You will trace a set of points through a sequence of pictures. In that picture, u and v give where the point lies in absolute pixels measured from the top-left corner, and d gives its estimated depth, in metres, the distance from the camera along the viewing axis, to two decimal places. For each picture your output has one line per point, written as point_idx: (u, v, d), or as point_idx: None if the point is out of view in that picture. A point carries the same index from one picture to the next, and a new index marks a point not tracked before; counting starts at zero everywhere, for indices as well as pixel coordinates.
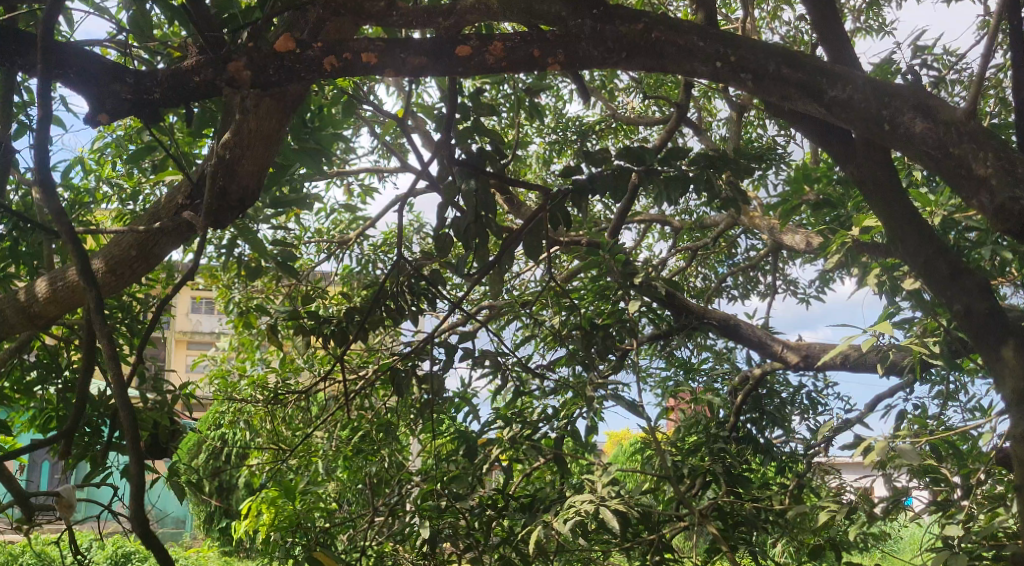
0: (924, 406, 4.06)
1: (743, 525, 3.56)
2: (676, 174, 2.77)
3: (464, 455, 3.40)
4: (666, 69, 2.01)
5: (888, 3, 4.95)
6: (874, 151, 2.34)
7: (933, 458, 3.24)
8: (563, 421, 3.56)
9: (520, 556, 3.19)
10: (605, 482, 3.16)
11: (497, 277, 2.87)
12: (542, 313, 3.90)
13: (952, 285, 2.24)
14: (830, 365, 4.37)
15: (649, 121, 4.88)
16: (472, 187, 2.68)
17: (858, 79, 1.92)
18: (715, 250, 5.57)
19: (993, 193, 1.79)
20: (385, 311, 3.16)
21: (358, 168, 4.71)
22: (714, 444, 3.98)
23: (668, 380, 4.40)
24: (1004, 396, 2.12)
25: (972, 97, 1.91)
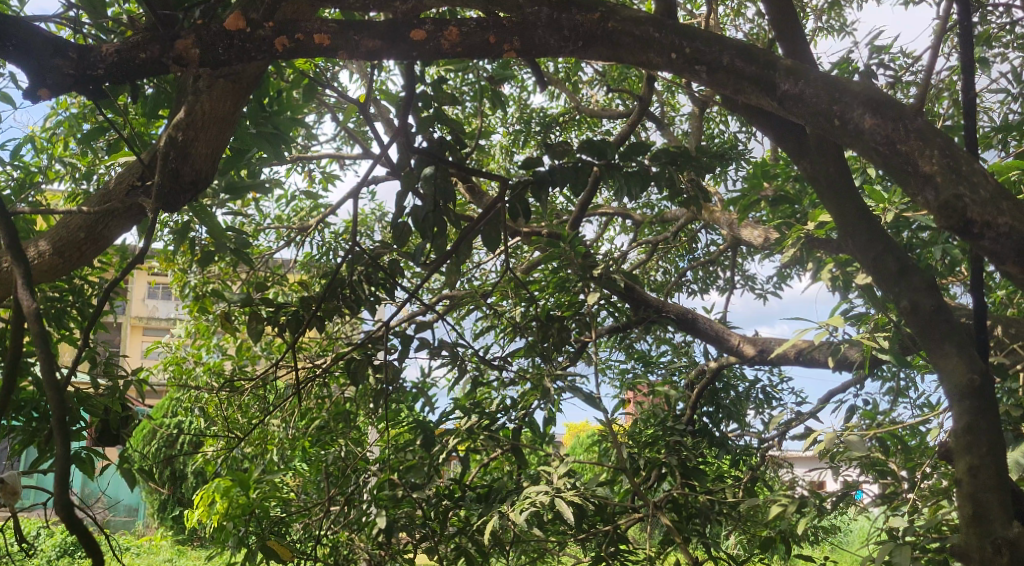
0: (875, 402, 4.13)
1: (697, 517, 3.64)
2: (636, 169, 2.80)
3: (421, 444, 3.45)
4: (622, 59, 2.02)
5: (848, 3, 5.01)
6: (826, 148, 2.37)
7: (882, 453, 3.31)
8: (521, 411, 3.54)
9: (476, 546, 3.21)
10: (561, 474, 3.18)
11: (456, 267, 2.86)
12: (502, 304, 3.89)
13: (900, 282, 2.24)
14: (785, 359, 4.44)
15: (612, 114, 4.91)
16: (431, 175, 2.67)
17: (810, 74, 1.94)
18: (676, 244, 5.61)
19: (938, 190, 1.79)
20: (343, 300, 3.15)
21: (320, 154, 4.67)
22: (672, 437, 3.96)
23: (627, 372, 4.43)
24: (945, 391, 2.15)
25: (920, 94, 1.92)
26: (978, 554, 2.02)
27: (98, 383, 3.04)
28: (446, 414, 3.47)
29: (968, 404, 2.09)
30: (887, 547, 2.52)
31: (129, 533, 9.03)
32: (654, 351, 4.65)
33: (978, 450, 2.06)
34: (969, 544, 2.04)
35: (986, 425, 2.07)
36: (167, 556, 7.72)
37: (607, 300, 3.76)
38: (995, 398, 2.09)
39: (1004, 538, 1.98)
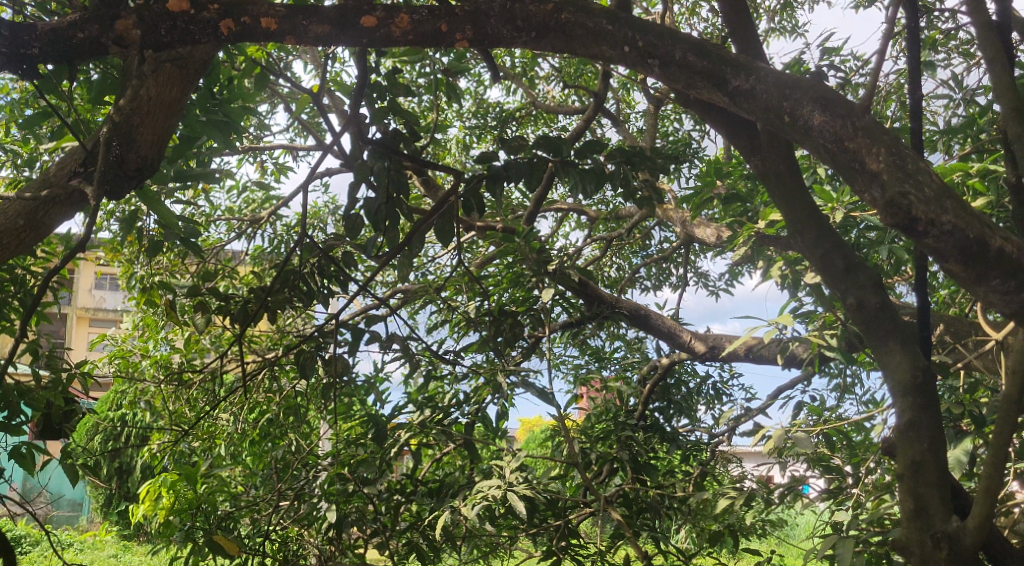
0: (822, 398, 4.19)
1: (648, 512, 3.63)
2: (592, 167, 2.80)
3: (373, 438, 3.36)
4: (575, 51, 2.02)
5: (801, 5, 5.07)
6: (777, 146, 2.37)
7: (828, 449, 3.38)
8: (474, 406, 3.53)
9: (427, 541, 3.21)
10: (513, 468, 3.18)
11: (408, 261, 2.83)
12: (456, 298, 3.88)
13: (847, 279, 2.26)
14: (735, 356, 4.49)
15: (567, 110, 4.92)
16: (385, 167, 2.65)
17: (761, 71, 1.95)
18: (630, 241, 5.65)
19: (885, 187, 1.80)
20: (292, 291, 3.03)
21: (273, 145, 4.60)
22: (623, 432, 3.98)
23: (580, 368, 4.44)
24: (890, 388, 2.18)
25: (868, 93, 1.94)
26: (919, 547, 2.05)
27: (39, 376, 2.96)
28: (399, 408, 3.43)
29: (910, 401, 2.12)
30: (832, 540, 2.57)
31: (73, 529, 8.85)
32: (607, 347, 4.68)
33: (919, 445, 2.09)
34: (910, 538, 2.07)
35: (928, 421, 2.10)
36: (112, 551, 7.56)
37: (562, 296, 3.76)
38: (937, 394, 2.13)
39: (943, 532, 2.01)
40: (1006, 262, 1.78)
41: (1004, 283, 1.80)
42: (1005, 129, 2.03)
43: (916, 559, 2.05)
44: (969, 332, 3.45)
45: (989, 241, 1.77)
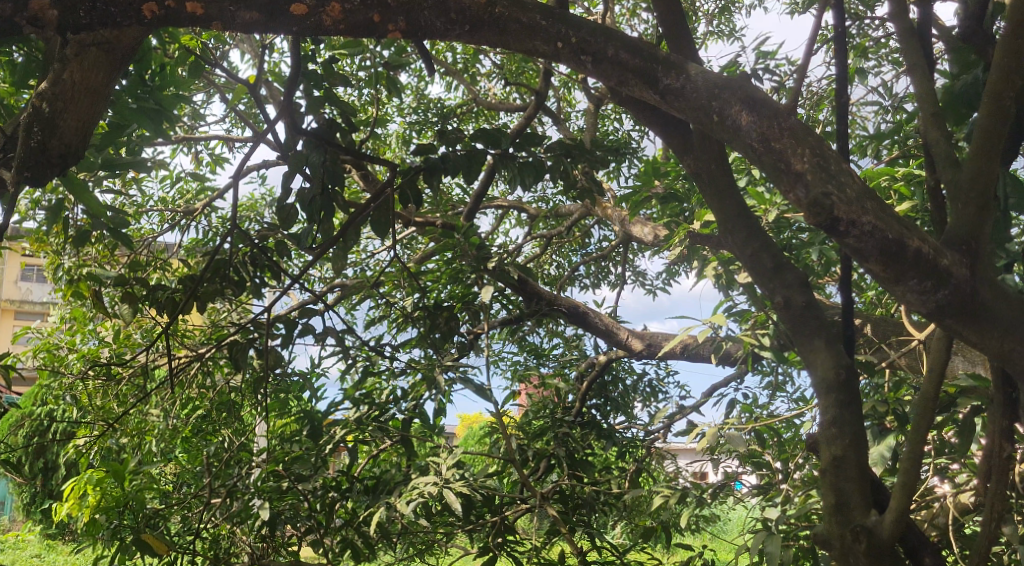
0: (754, 396, 4.28)
1: (584, 508, 3.63)
2: (530, 160, 2.81)
3: (308, 435, 3.32)
4: (509, 46, 2.02)
5: (739, 9, 5.17)
6: (709, 145, 2.39)
7: (758, 446, 3.45)
8: (412, 402, 3.47)
9: (362, 538, 3.20)
10: (449, 465, 3.17)
11: (343, 255, 2.79)
12: (394, 294, 3.85)
13: (774, 278, 2.30)
14: (671, 354, 4.58)
15: (509, 107, 4.93)
16: (321, 158, 2.61)
17: (691, 70, 1.99)
18: (569, 239, 5.68)
19: (808, 187, 1.84)
20: (224, 284, 2.96)
21: (208, 135, 4.50)
22: (560, 428, 3.98)
23: (518, 365, 4.44)
24: (814, 385, 2.23)
25: (794, 94, 1.98)
26: (840, 541, 2.10)
27: None
28: (335, 404, 3.37)
29: (833, 398, 2.17)
30: (761, 537, 2.63)
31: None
32: (546, 344, 4.70)
33: (841, 441, 2.14)
34: (831, 532, 2.12)
35: (849, 418, 2.15)
36: (34, 551, 7.33)
37: (501, 293, 3.76)
38: (858, 392, 2.19)
39: (862, 526, 2.07)
40: (922, 262, 1.81)
41: (921, 283, 1.82)
42: (925, 134, 2.10)
43: (836, 551, 2.10)
44: (894, 332, 3.54)
45: (907, 241, 1.80)
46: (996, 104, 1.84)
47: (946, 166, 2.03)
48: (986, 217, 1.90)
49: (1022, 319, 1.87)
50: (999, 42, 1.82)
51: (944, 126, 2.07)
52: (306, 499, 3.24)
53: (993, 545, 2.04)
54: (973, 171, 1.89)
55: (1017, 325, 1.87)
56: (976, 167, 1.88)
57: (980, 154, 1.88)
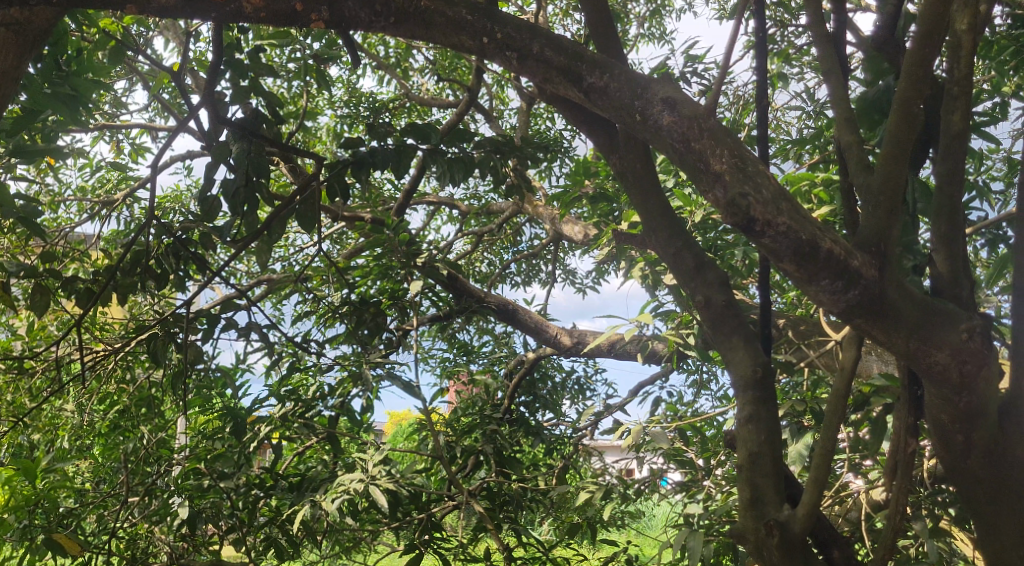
0: (679, 393, 4.35)
1: (510, 504, 3.64)
2: (460, 156, 2.80)
3: (231, 432, 3.25)
4: (434, 39, 2.02)
5: (669, 13, 5.24)
6: (634, 145, 2.42)
7: (681, 443, 3.50)
8: (339, 399, 3.40)
9: (286, 537, 3.16)
10: (376, 461, 3.13)
11: (266, 247, 2.73)
12: (322, 289, 3.80)
13: (695, 277, 2.34)
14: (599, 352, 4.64)
15: (441, 103, 4.92)
16: (244, 149, 2.56)
17: (615, 69, 2.01)
18: (501, 236, 5.69)
19: (727, 188, 1.88)
20: (142, 275, 2.88)
21: (130, 123, 4.38)
22: (489, 425, 3.97)
23: (447, 361, 4.43)
24: (732, 383, 2.27)
25: (714, 96, 2.02)
26: (754, 535, 2.13)
27: None
28: (259, 400, 3.30)
29: (750, 395, 2.22)
30: (682, 533, 2.67)
31: None
32: (475, 341, 4.70)
33: (758, 438, 2.18)
34: (746, 527, 2.16)
35: (765, 415, 2.20)
36: None
37: (431, 289, 3.74)
38: (774, 390, 2.24)
39: (776, 520, 2.10)
40: (834, 263, 1.86)
41: (832, 283, 1.87)
42: (839, 139, 2.16)
43: (751, 545, 2.13)
44: (813, 333, 3.64)
45: (820, 242, 1.85)
46: (904, 111, 1.90)
47: (858, 171, 2.09)
48: (894, 220, 1.96)
49: (927, 320, 1.94)
50: (908, 52, 1.90)
51: (857, 131, 2.14)
52: (228, 496, 3.17)
53: (896, 538, 2.11)
54: (883, 175, 1.95)
55: (923, 326, 1.93)
56: (886, 171, 1.94)
57: (890, 159, 1.94)
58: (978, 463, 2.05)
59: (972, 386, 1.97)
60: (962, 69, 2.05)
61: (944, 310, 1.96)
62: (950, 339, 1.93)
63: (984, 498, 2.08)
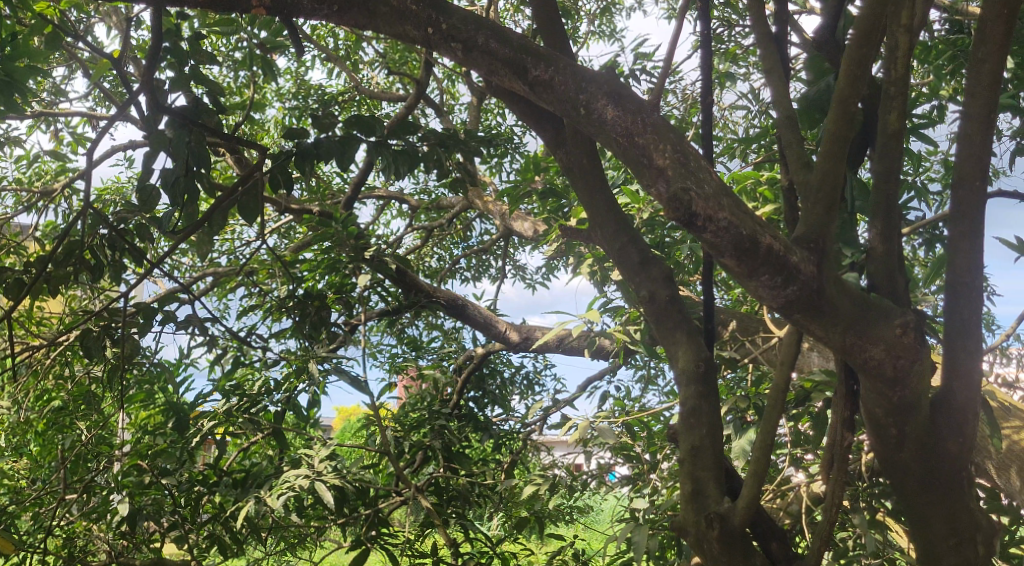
0: (626, 389, 4.38)
1: (458, 500, 3.64)
2: (405, 148, 2.78)
3: (173, 428, 3.15)
4: (378, 28, 2.05)
5: (619, 11, 5.26)
6: (580, 140, 2.41)
7: (628, 438, 3.53)
8: (285, 394, 3.34)
9: (230, 533, 3.11)
10: (322, 457, 3.11)
11: (207, 239, 2.67)
12: (268, 283, 3.74)
13: (641, 272, 2.35)
14: (548, 347, 4.64)
15: (391, 97, 4.88)
16: (183, 138, 2.50)
17: (560, 62, 2.02)
18: (450, 231, 5.67)
19: (669, 183, 1.90)
20: (77, 267, 2.79)
21: (69, 112, 4.26)
22: (437, 420, 3.94)
23: (396, 356, 4.40)
24: (675, 377, 2.30)
25: (658, 92, 2.04)
26: (694, 528, 2.16)
27: None
28: (203, 395, 3.23)
29: (693, 389, 2.24)
30: (628, 527, 2.69)
31: None
32: (424, 337, 4.68)
33: (699, 431, 2.21)
34: (688, 519, 2.18)
35: (706, 409, 2.22)
36: None
37: (379, 284, 3.70)
38: (717, 384, 2.26)
39: (716, 513, 2.13)
40: (773, 259, 1.88)
41: (771, 279, 1.90)
42: (780, 137, 2.19)
43: (692, 538, 2.15)
44: (758, 329, 3.68)
45: (760, 238, 1.87)
46: (842, 110, 1.94)
47: (798, 168, 2.13)
48: (832, 217, 1.99)
49: (863, 315, 1.97)
50: (846, 52, 1.93)
51: (798, 129, 2.17)
52: (170, 492, 3.10)
53: (833, 530, 2.14)
54: (822, 172, 1.98)
55: (858, 320, 1.96)
56: (824, 169, 1.97)
57: (828, 157, 1.98)
58: (911, 456, 2.09)
59: (905, 380, 2.01)
60: (897, 70, 2.09)
61: (878, 305, 2.00)
62: (884, 334, 1.96)
63: (916, 491, 2.12)
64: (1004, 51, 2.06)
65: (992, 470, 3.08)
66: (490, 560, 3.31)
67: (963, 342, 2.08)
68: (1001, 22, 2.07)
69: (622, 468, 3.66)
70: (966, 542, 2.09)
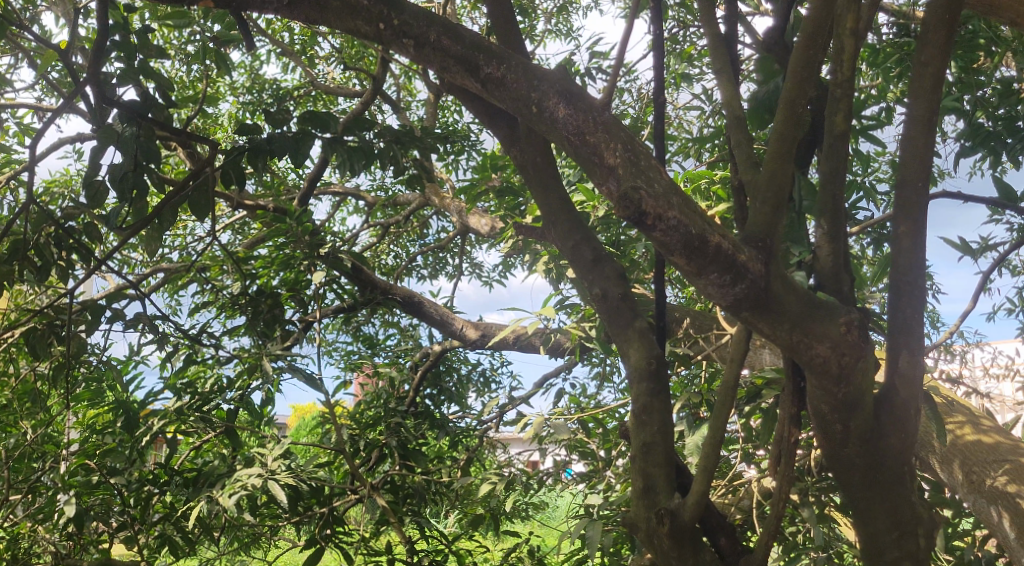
0: (582, 386, 4.40)
1: (413, 497, 3.65)
2: (360, 144, 2.76)
3: (123, 426, 3.03)
4: (328, 20, 2.03)
5: (576, 10, 5.28)
6: (534, 138, 2.41)
7: (583, 435, 3.55)
8: (238, 392, 3.30)
9: (181, 534, 3.06)
10: (276, 456, 3.07)
11: (157, 236, 2.63)
12: (221, 279, 3.69)
13: (594, 270, 2.37)
14: (504, 345, 4.65)
15: (347, 93, 4.85)
16: (131, 132, 2.46)
17: (512, 60, 2.02)
18: (407, 228, 5.65)
19: (619, 181, 1.91)
20: (21, 264, 2.72)
21: (16, 103, 4.16)
22: (393, 418, 3.91)
23: (351, 354, 4.37)
24: (626, 374, 2.31)
25: (609, 91, 2.05)
26: (644, 524, 2.18)
27: None
28: (153, 393, 3.15)
29: (644, 387, 2.26)
30: (583, 523, 2.70)
31: None
32: (380, 334, 4.66)
33: (650, 428, 2.22)
34: (638, 516, 2.20)
35: (658, 405, 2.24)
36: None
37: (334, 281, 3.68)
38: (668, 381, 2.28)
39: (666, 509, 2.15)
40: (722, 258, 1.90)
41: (720, 277, 1.92)
42: (729, 137, 2.22)
43: (642, 534, 2.17)
44: (711, 327, 3.72)
45: (709, 237, 1.89)
46: (790, 110, 1.97)
47: (746, 168, 2.16)
48: (780, 217, 2.02)
49: (808, 312, 2.00)
50: (793, 53, 1.97)
51: (747, 129, 2.20)
52: (120, 492, 3.04)
53: (780, 525, 2.17)
54: (769, 172, 2.01)
55: (804, 318, 1.99)
56: (772, 168, 2.00)
57: (775, 157, 2.01)
58: (855, 452, 2.14)
59: (850, 376, 2.05)
60: (844, 71, 2.13)
61: (824, 303, 2.03)
62: (830, 332, 1.99)
63: (860, 486, 2.16)
64: (946, 55, 2.12)
65: (935, 465, 3.15)
66: (445, 558, 3.31)
67: (905, 339, 2.12)
68: (943, 27, 2.13)
69: (577, 465, 3.67)
70: (907, 536, 2.14)
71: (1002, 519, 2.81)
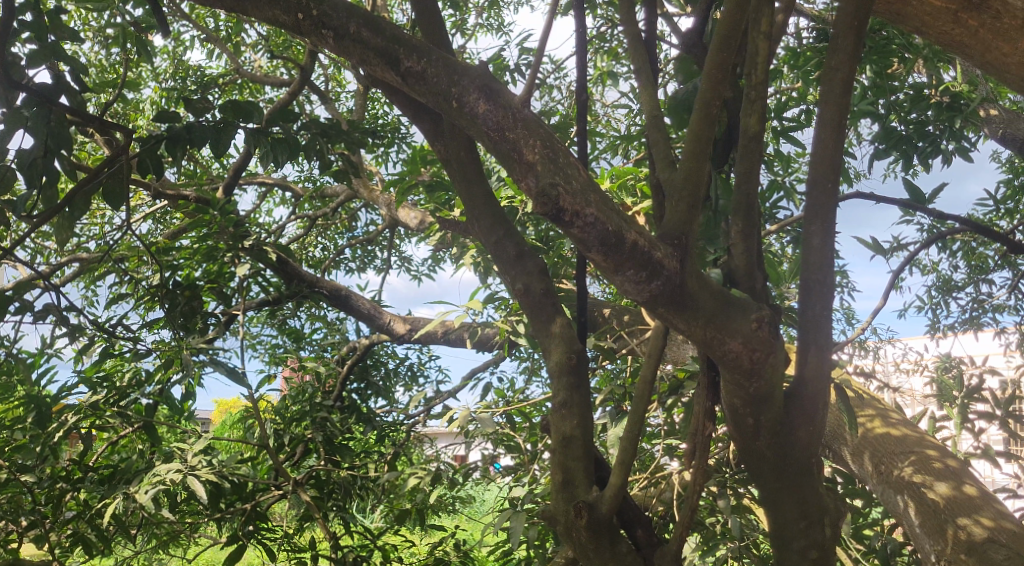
0: (510, 380, 4.44)
1: (338, 492, 3.56)
2: (285, 136, 2.70)
3: (34, 422, 2.88)
4: (247, 11, 2.11)
5: (508, 5, 5.29)
6: (458, 134, 2.40)
7: (509, 429, 3.55)
8: (157, 386, 3.20)
9: (96, 532, 2.96)
10: (196, 451, 3.00)
11: (68, 226, 2.52)
12: (140, 270, 3.59)
13: (517, 265, 2.37)
14: (432, 339, 4.65)
15: (275, 81, 4.76)
16: (40, 116, 2.36)
17: (433, 54, 2.01)
18: (335, 221, 5.58)
19: (538, 177, 1.91)
20: None
21: None
22: (319, 412, 3.85)
23: (276, 348, 4.30)
24: (547, 369, 2.33)
25: (528, 87, 2.06)
26: (564, 517, 2.20)
27: None
28: (67, 387, 3.04)
29: (564, 381, 2.28)
30: (506, 515, 2.71)
31: None
32: (306, 328, 4.60)
33: (570, 422, 2.24)
34: (558, 508, 2.22)
35: (578, 399, 2.25)
36: None
37: (259, 274, 3.61)
38: (588, 375, 2.30)
39: (584, 501, 2.17)
40: (638, 254, 1.93)
41: (637, 274, 1.95)
42: (648, 136, 2.25)
43: (561, 526, 2.19)
44: (636, 322, 3.77)
45: (625, 234, 1.92)
46: (705, 112, 2.01)
47: (664, 167, 2.19)
48: (694, 216, 2.05)
49: (721, 310, 2.04)
50: (708, 56, 2.01)
51: (665, 129, 2.23)
52: (31, 490, 2.93)
53: (694, 516, 2.22)
54: (685, 172, 2.04)
55: (717, 315, 2.04)
56: (687, 168, 2.04)
57: (691, 156, 2.04)
58: (765, 444, 2.19)
59: (760, 371, 2.10)
60: (758, 75, 2.17)
61: (737, 300, 2.07)
62: (742, 328, 2.04)
63: (770, 478, 2.22)
64: (855, 61, 2.18)
65: (848, 457, 3.25)
66: (370, 552, 3.29)
67: (814, 336, 2.18)
68: (851, 34, 2.19)
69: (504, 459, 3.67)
70: (814, 525, 2.20)
71: (908, 508, 2.90)
